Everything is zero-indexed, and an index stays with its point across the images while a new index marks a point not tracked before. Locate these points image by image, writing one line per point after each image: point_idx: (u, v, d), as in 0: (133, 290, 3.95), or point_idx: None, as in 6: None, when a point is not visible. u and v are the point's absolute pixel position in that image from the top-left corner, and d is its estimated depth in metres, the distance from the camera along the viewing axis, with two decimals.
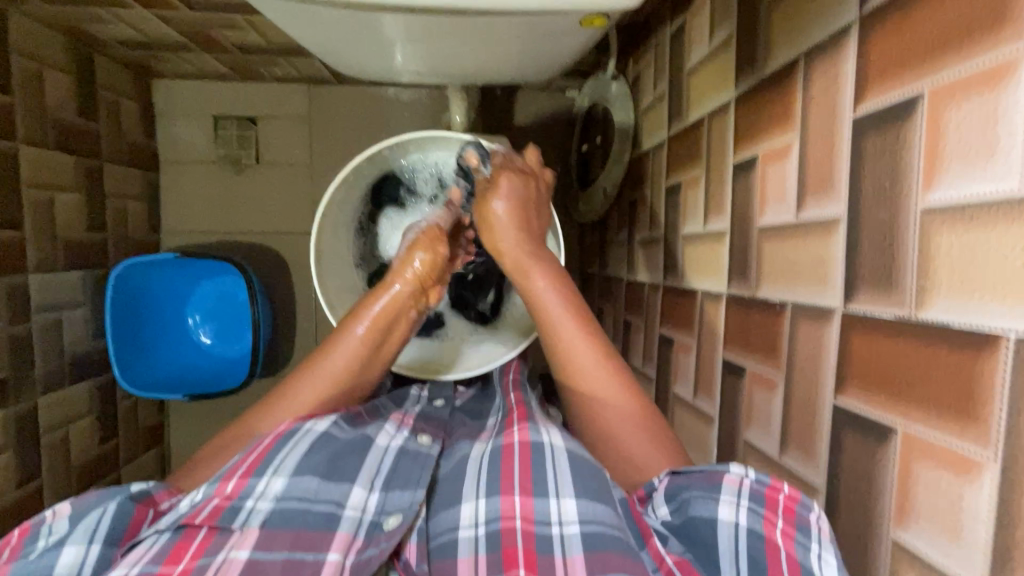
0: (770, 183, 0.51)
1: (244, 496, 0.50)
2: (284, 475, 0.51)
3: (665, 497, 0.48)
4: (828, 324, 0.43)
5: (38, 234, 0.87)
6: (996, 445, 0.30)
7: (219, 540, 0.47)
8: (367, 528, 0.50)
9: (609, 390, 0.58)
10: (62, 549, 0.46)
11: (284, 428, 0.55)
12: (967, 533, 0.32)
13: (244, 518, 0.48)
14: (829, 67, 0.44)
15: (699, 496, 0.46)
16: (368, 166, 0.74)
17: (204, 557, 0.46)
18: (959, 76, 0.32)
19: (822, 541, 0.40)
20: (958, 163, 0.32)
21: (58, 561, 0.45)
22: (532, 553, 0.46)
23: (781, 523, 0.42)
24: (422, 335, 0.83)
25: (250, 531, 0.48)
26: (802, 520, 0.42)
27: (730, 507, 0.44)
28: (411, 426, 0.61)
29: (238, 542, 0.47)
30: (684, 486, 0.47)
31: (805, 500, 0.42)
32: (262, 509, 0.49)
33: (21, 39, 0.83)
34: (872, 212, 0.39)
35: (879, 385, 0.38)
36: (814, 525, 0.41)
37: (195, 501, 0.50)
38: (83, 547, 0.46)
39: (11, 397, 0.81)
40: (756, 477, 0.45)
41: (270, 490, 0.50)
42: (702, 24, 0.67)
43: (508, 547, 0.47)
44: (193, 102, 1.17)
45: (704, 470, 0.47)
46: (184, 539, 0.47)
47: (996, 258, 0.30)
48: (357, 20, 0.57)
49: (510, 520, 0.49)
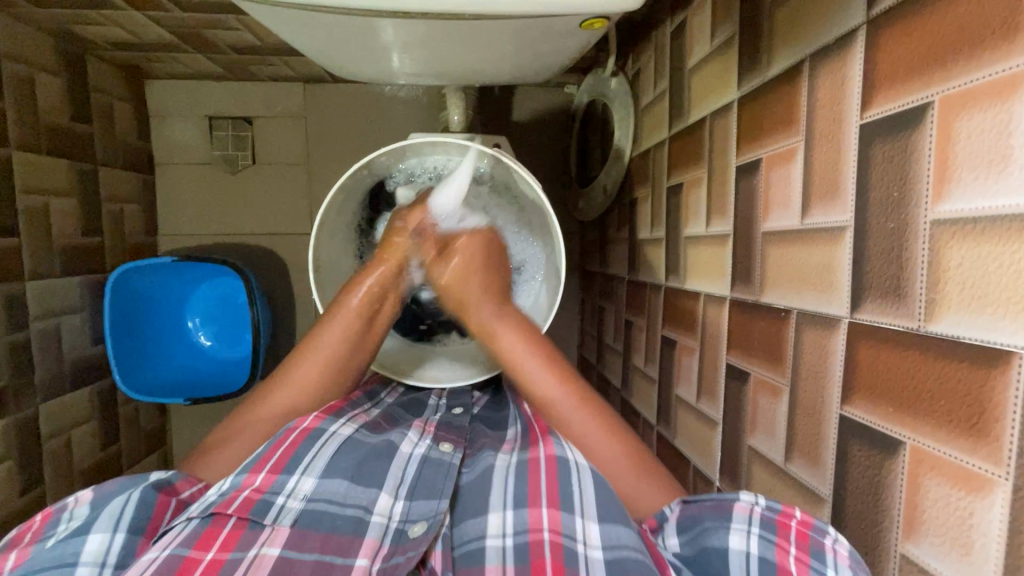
0: (774, 187, 0.51)
1: (274, 491, 0.50)
2: (314, 475, 0.52)
3: (678, 527, 0.49)
4: (834, 333, 0.42)
5: (34, 241, 0.87)
6: (1008, 464, 0.29)
7: (249, 534, 0.47)
8: (394, 535, 0.49)
9: (591, 435, 0.57)
10: (87, 537, 0.45)
11: (311, 427, 0.55)
12: (978, 550, 0.31)
13: (275, 515, 0.48)
14: (835, 71, 0.43)
15: (713, 527, 0.46)
16: (366, 172, 0.74)
17: (237, 550, 0.45)
18: (969, 86, 0.31)
19: (838, 566, 0.38)
20: (968, 175, 0.32)
21: (84, 549, 0.45)
22: (560, 566, 0.46)
23: (794, 549, 0.42)
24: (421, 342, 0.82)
25: (281, 529, 0.47)
26: (817, 545, 0.40)
27: (741, 535, 0.45)
28: (433, 434, 0.60)
29: (269, 539, 0.46)
30: (696, 515, 0.48)
31: (820, 524, 0.41)
32: (293, 508, 0.49)
33: (10, 42, 0.82)
34: (880, 221, 0.38)
35: (886, 398, 0.37)
36: (829, 550, 0.39)
37: (225, 490, 0.49)
38: (107, 535, 0.46)
39: (12, 404, 0.80)
40: (768, 504, 0.45)
41: (301, 489, 0.50)
42: (703, 21, 0.66)
43: (537, 560, 0.47)
44: (189, 104, 1.16)
45: (715, 499, 0.47)
46: (216, 526, 0.47)
47: (1008, 275, 0.30)
48: (353, 25, 0.55)
49: (538, 532, 0.49)
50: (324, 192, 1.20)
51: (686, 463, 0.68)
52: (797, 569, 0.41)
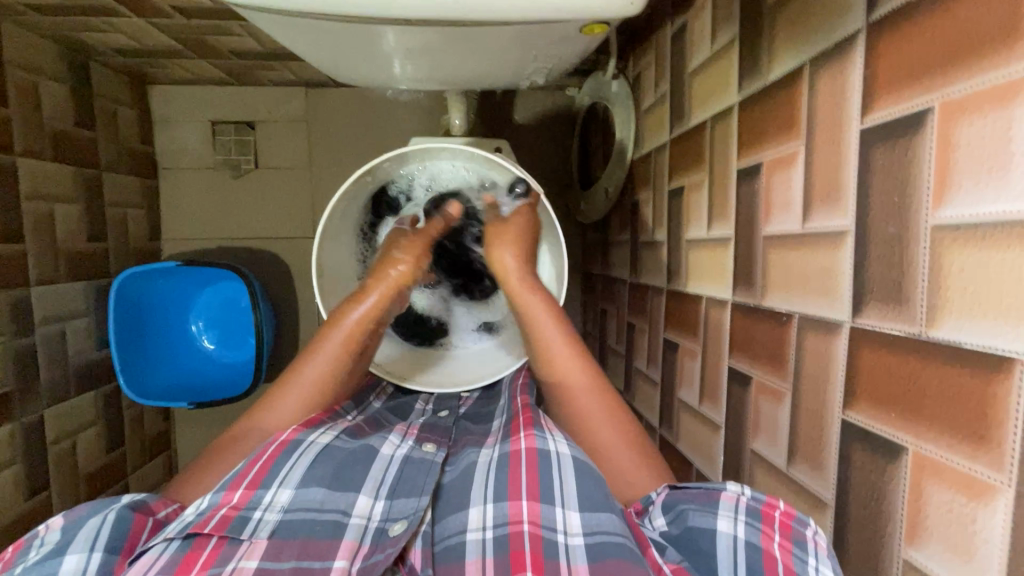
0: (775, 190, 0.51)
1: (251, 506, 0.50)
2: (289, 487, 0.52)
3: (663, 508, 0.49)
4: (835, 338, 0.42)
5: (39, 247, 0.87)
6: (1010, 470, 0.29)
7: (227, 550, 0.46)
8: (373, 534, 0.49)
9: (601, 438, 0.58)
10: (63, 558, 0.45)
11: (288, 439, 0.55)
12: (980, 557, 0.31)
13: (252, 529, 0.48)
14: (835, 75, 0.43)
15: (693, 510, 0.47)
16: (368, 177, 0.74)
17: (214, 566, 0.45)
18: (970, 92, 0.31)
19: (818, 555, 0.40)
20: (970, 181, 0.32)
21: (61, 569, 0.44)
22: (540, 556, 0.47)
23: (778, 537, 0.42)
24: (425, 345, 0.83)
25: (259, 542, 0.47)
26: (799, 535, 0.41)
27: (728, 521, 0.45)
28: (415, 436, 0.61)
29: (246, 553, 0.46)
30: (680, 499, 0.48)
31: (801, 516, 0.42)
32: (271, 520, 0.49)
33: (14, 49, 0.83)
34: (881, 225, 0.38)
35: (890, 402, 0.37)
36: (811, 540, 0.41)
37: (201, 509, 0.49)
38: (84, 555, 0.45)
39: (18, 410, 0.81)
40: (753, 494, 0.45)
41: (278, 501, 0.50)
42: (704, 24, 0.66)
43: (516, 551, 0.47)
44: (192, 109, 1.16)
45: (703, 486, 0.48)
46: (194, 549, 0.46)
47: (1008, 281, 0.30)
48: (355, 32, 0.56)
49: (518, 524, 0.49)
50: (326, 196, 1.20)
51: (688, 466, 0.68)
52: (782, 554, 0.42)
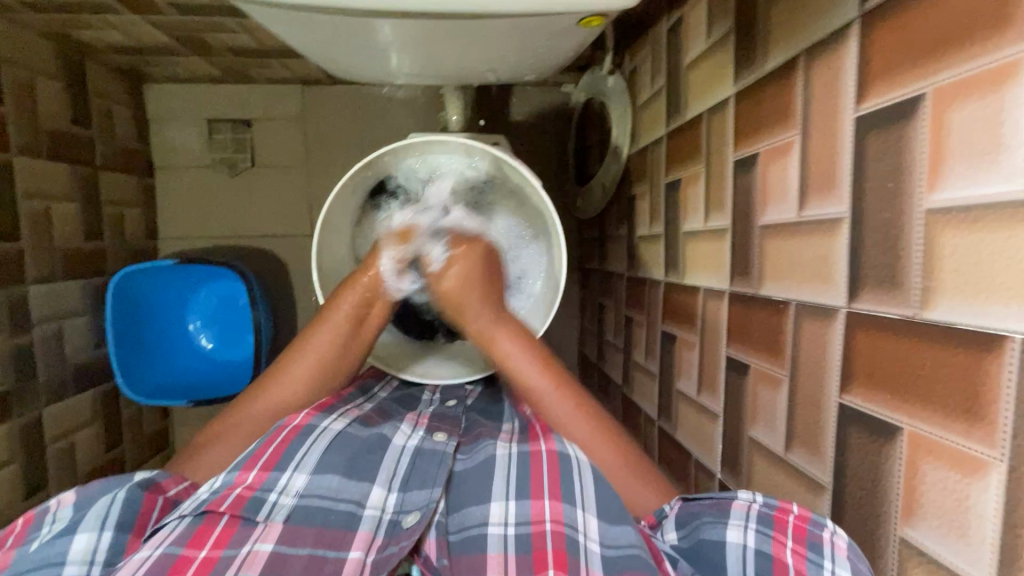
0: (771, 180, 0.51)
1: (267, 487, 0.50)
2: (305, 472, 0.52)
3: (676, 523, 0.50)
4: (832, 322, 0.43)
5: (36, 245, 0.87)
6: (1003, 446, 0.30)
7: (242, 533, 0.47)
8: (388, 526, 0.49)
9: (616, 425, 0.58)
10: (74, 537, 0.46)
11: (302, 423, 0.55)
12: (975, 532, 0.32)
13: (267, 512, 0.48)
14: (829, 66, 0.44)
15: (711, 522, 0.47)
16: (368, 172, 0.75)
17: (230, 547, 0.46)
18: (962, 76, 0.32)
19: (835, 558, 0.39)
20: (961, 165, 0.32)
21: (71, 549, 0.45)
22: (561, 554, 0.47)
23: (791, 543, 0.42)
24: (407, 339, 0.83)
25: (274, 526, 0.47)
26: (815, 538, 0.41)
27: (739, 530, 0.45)
28: (426, 426, 0.62)
29: (262, 536, 0.46)
30: (696, 513, 0.48)
31: (816, 518, 0.42)
32: (285, 504, 0.49)
33: (12, 49, 0.83)
34: (875, 212, 0.39)
35: (885, 384, 0.38)
36: (828, 542, 0.40)
37: (215, 488, 0.50)
38: (94, 534, 0.46)
39: (16, 408, 0.81)
40: (765, 500, 0.45)
41: (293, 486, 0.51)
42: (700, 18, 0.67)
43: (539, 550, 0.47)
44: (188, 105, 1.16)
45: (713, 496, 0.48)
46: (208, 523, 0.47)
47: (1001, 260, 0.30)
48: (352, 25, 0.56)
49: (540, 523, 0.49)
50: (323, 193, 1.20)
51: (687, 456, 0.68)
52: (795, 560, 0.42)
